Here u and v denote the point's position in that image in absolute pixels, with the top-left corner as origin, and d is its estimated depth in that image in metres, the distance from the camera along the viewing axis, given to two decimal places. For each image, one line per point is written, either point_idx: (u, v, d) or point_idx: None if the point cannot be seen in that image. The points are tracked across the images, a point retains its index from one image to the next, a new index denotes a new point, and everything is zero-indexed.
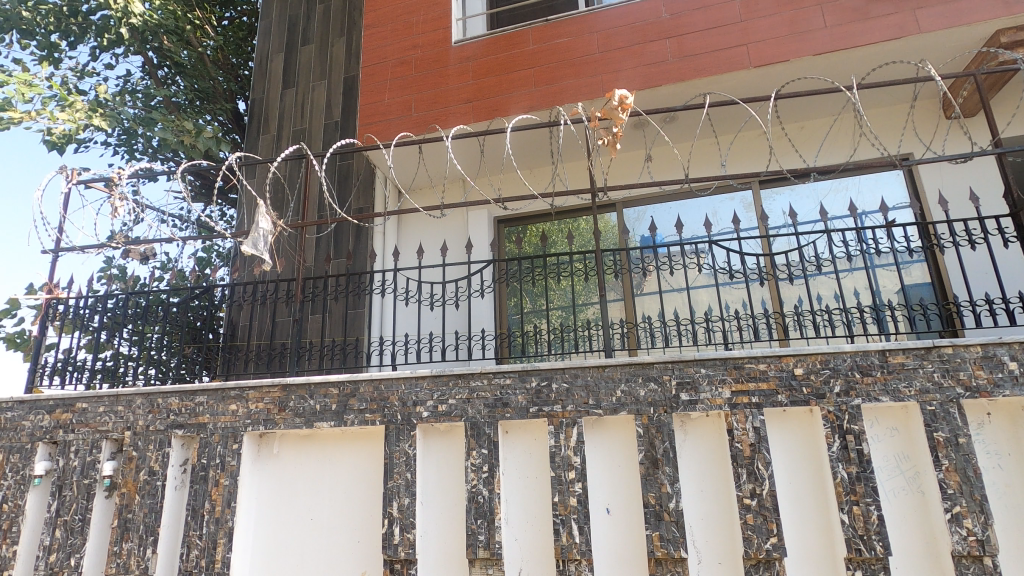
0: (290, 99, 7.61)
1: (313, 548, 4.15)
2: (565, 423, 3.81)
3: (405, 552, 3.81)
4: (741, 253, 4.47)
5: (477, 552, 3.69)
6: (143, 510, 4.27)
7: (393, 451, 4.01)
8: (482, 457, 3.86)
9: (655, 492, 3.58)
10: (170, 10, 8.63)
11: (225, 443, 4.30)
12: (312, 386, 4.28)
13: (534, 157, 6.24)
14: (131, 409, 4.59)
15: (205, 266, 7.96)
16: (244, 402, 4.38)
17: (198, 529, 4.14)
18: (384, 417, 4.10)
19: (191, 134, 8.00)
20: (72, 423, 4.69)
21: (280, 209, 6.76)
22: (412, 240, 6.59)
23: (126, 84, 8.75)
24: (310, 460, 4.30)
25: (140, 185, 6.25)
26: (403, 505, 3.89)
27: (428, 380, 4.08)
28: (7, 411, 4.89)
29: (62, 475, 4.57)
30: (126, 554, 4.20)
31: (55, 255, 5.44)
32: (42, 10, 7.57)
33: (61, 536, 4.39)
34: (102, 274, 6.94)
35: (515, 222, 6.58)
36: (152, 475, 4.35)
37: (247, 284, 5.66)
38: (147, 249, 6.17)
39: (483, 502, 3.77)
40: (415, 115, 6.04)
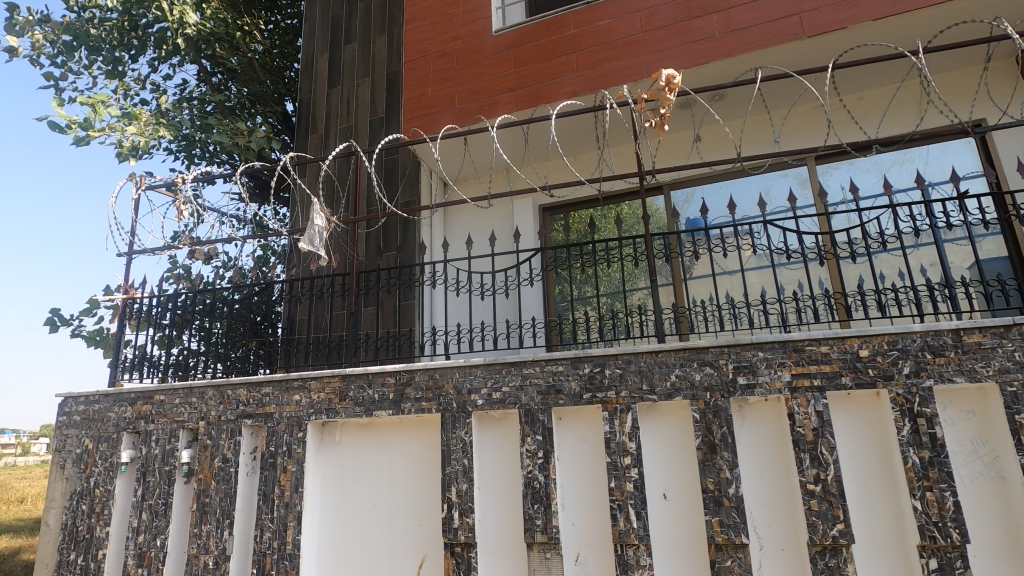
0: (336, 98, 7.80)
1: (376, 532, 4.33)
2: (619, 409, 3.80)
3: (465, 536, 3.89)
4: (799, 231, 4.29)
5: (535, 536, 3.75)
6: (219, 495, 4.54)
7: (450, 439, 4.10)
8: (537, 443, 3.90)
9: (714, 478, 3.53)
10: (220, 18, 8.96)
11: (291, 431, 4.49)
12: (370, 375, 4.41)
13: (579, 142, 6.19)
14: (204, 400, 4.86)
15: (263, 264, 8.30)
16: (307, 392, 4.55)
17: (269, 512, 4.35)
18: (440, 405, 4.19)
19: (244, 135, 8.36)
20: (152, 414, 5.03)
21: (332, 206, 6.96)
22: (461, 231, 6.69)
23: (184, 92, 9.17)
24: (370, 447, 4.47)
25: (201, 188, 6.57)
26: (461, 490, 3.98)
27: (481, 368, 4.14)
28: (94, 403, 5.29)
29: (145, 462, 4.91)
30: (205, 536, 4.48)
31: (131, 257, 5.82)
32: (106, 27, 7.99)
33: (147, 518, 4.73)
34: (170, 274, 7.34)
35: (560, 209, 6.56)
36: (226, 462, 4.62)
37: (305, 280, 5.87)
38: (211, 249, 6.51)
39: (539, 487, 3.81)
40: (459, 106, 6.09)
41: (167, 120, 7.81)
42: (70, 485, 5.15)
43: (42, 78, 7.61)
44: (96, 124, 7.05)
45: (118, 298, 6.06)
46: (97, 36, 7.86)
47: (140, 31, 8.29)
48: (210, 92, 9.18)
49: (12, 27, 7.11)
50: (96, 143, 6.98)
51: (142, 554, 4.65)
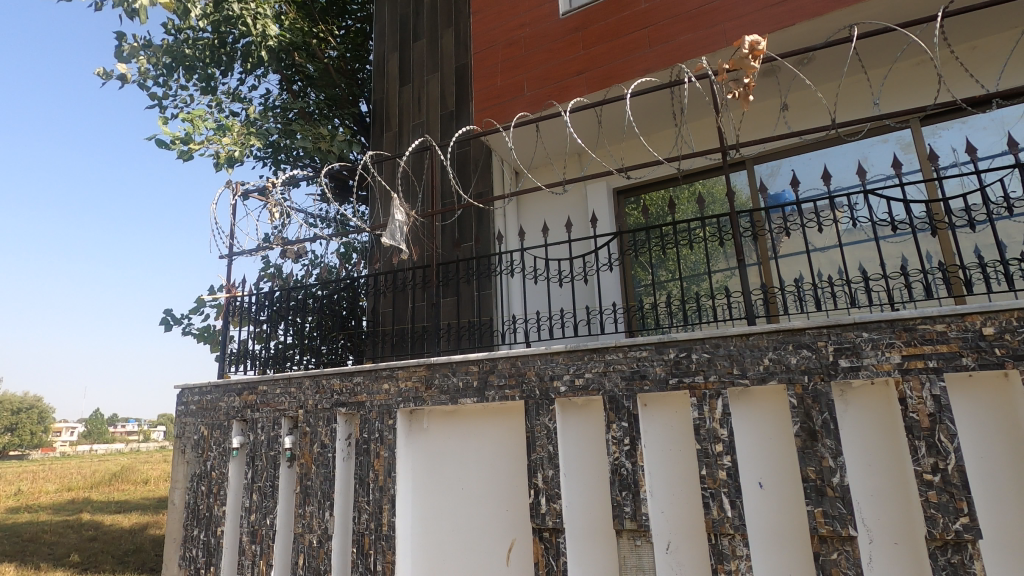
0: (408, 96, 7.99)
1: (466, 516, 4.45)
2: (708, 394, 3.66)
3: (553, 521, 3.91)
4: (907, 198, 3.90)
5: (624, 524, 3.71)
6: (319, 478, 4.84)
7: (534, 426, 4.13)
8: (622, 430, 3.85)
9: (815, 467, 3.33)
10: (298, 28, 9.43)
11: (382, 419, 4.69)
12: (454, 364, 4.51)
13: (654, 121, 6.00)
14: (302, 390, 5.18)
15: (347, 260, 8.70)
16: (395, 381, 4.72)
17: (366, 495, 4.58)
18: (523, 392, 4.22)
19: (326, 139, 8.83)
20: (257, 403, 5.42)
21: (410, 201, 7.17)
22: (535, 219, 6.69)
23: (268, 101, 9.72)
24: (456, 434, 4.59)
25: (290, 191, 6.97)
26: (547, 477, 4.01)
27: (563, 355, 4.13)
28: (208, 393, 5.80)
29: (253, 447, 5.31)
30: (309, 516, 4.80)
31: (231, 258, 6.30)
32: (199, 46, 8.61)
33: (258, 499, 5.13)
34: (264, 274, 7.86)
35: (635, 191, 6.40)
36: (324, 447, 4.90)
37: (388, 274, 6.08)
38: (300, 248, 6.92)
39: (627, 474, 3.76)
40: (529, 94, 6.07)
41: (255, 129, 8.33)
42: (191, 468, 5.70)
43: (148, 99, 8.34)
44: (196, 138, 7.63)
45: (222, 296, 6.57)
46: (192, 55, 8.49)
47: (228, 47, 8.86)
48: (291, 100, 9.67)
49: (121, 54, 7.82)
50: (197, 156, 7.57)
51: (254, 531, 5.05)
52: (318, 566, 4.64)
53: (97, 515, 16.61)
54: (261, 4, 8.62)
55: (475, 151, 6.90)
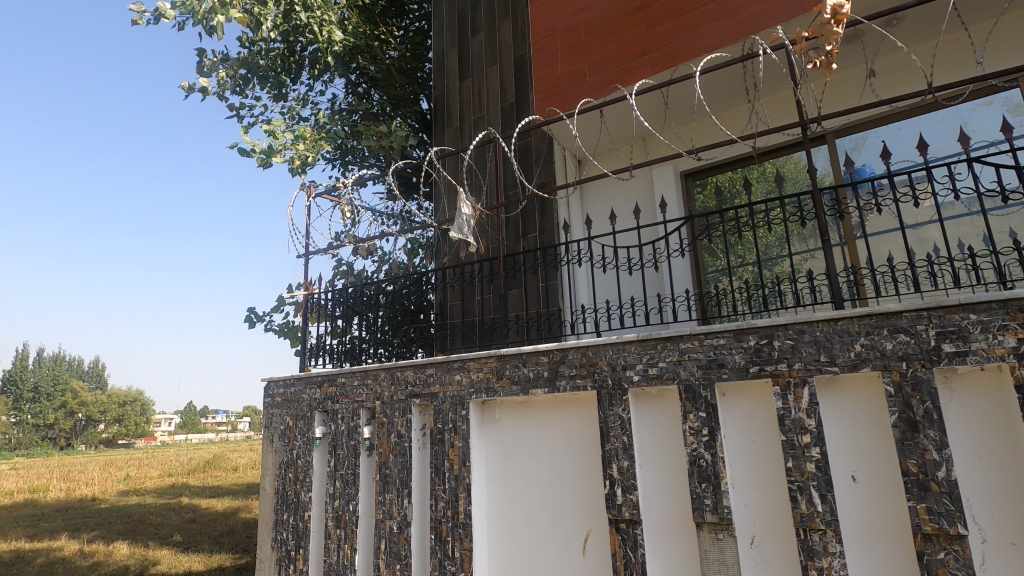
0: (468, 90, 8.06)
1: (541, 506, 4.47)
2: (793, 383, 3.46)
3: (629, 512, 3.84)
4: (1021, 163, 3.50)
5: (705, 516, 3.58)
6: (397, 467, 5.01)
7: (607, 416, 4.08)
8: (700, 420, 3.71)
9: (916, 460, 3.08)
10: (360, 32, 9.71)
11: (455, 409, 4.78)
12: (524, 354, 4.51)
13: (724, 98, 5.74)
14: (378, 381, 5.36)
15: (413, 255, 8.92)
16: (467, 372, 4.79)
17: (442, 484, 4.69)
18: (595, 382, 4.17)
19: (387, 137, 8.98)
20: (337, 395, 5.67)
21: (475, 194, 7.24)
22: (601, 207, 6.60)
23: (335, 105, 10.09)
24: (528, 424, 4.62)
25: (359, 190, 7.21)
26: (622, 467, 3.94)
27: (635, 344, 4.03)
28: (292, 385, 6.13)
29: (335, 437, 5.57)
30: (389, 503, 4.98)
31: (307, 257, 6.61)
32: (271, 57, 9.05)
33: (341, 486, 5.38)
34: (337, 271, 8.19)
35: (705, 173, 6.18)
36: (401, 437, 5.06)
37: (454, 267, 6.16)
38: (370, 245, 7.15)
39: (706, 465, 3.63)
40: (590, 80, 5.97)
41: (325, 133, 8.68)
42: (279, 456, 6.05)
43: (228, 110, 8.87)
44: (274, 146, 8.05)
45: (301, 294, 6.91)
46: (265, 66, 8.95)
47: (296, 56, 9.26)
48: (356, 102, 9.99)
49: (202, 70, 8.35)
50: (275, 163, 7.98)
51: (339, 516, 5.30)
52: (398, 551, 4.81)
53: (196, 499, 18.07)
54: (326, 11, 8.92)
55: (537, 141, 6.86)
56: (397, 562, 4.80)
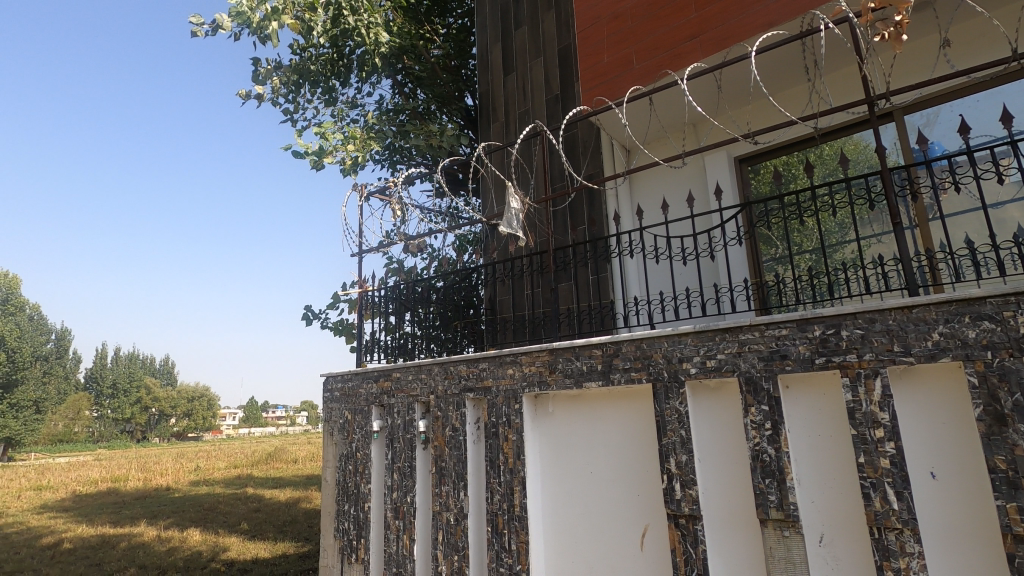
0: (513, 84, 8.04)
1: (597, 500, 4.44)
2: (863, 374, 3.27)
3: (688, 508, 3.75)
4: None
5: (769, 513, 3.46)
6: (452, 459, 5.08)
7: (664, 409, 3.99)
8: (762, 414, 3.57)
9: (1006, 456, 2.84)
10: (405, 32, 9.82)
11: (508, 403, 4.80)
12: (576, 348, 4.48)
13: (781, 77, 5.50)
14: (432, 376, 5.45)
15: (462, 251, 9.01)
16: (519, 366, 4.80)
17: (497, 477, 4.74)
18: (650, 375, 4.08)
19: (436, 136, 9.09)
20: (393, 389, 5.81)
21: (522, 188, 7.23)
22: (651, 196, 6.46)
23: (383, 106, 10.29)
24: (582, 418, 4.58)
25: (408, 188, 7.35)
26: (681, 462, 3.85)
27: (692, 336, 3.92)
28: (350, 380, 6.33)
29: (392, 431, 5.71)
30: (446, 495, 5.06)
31: (361, 255, 6.79)
32: (321, 61, 9.31)
33: (399, 478, 5.51)
34: (389, 269, 8.37)
35: (761, 157, 5.95)
36: (455, 431, 5.13)
37: (503, 262, 6.17)
38: (420, 242, 7.27)
39: (770, 460, 3.49)
40: (638, 67, 5.85)
41: (374, 133, 8.87)
42: (340, 449, 6.27)
43: (282, 116, 9.20)
44: (326, 148, 8.30)
45: (356, 291, 7.11)
46: (316, 71, 9.23)
47: (345, 59, 9.48)
48: (403, 102, 10.17)
49: (258, 78, 8.69)
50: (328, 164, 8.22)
51: (397, 508, 5.43)
52: (456, 542, 4.88)
53: (260, 489, 18.95)
54: (373, 14, 9.05)
55: (584, 132, 6.79)
56: (455, 553, 4.87)
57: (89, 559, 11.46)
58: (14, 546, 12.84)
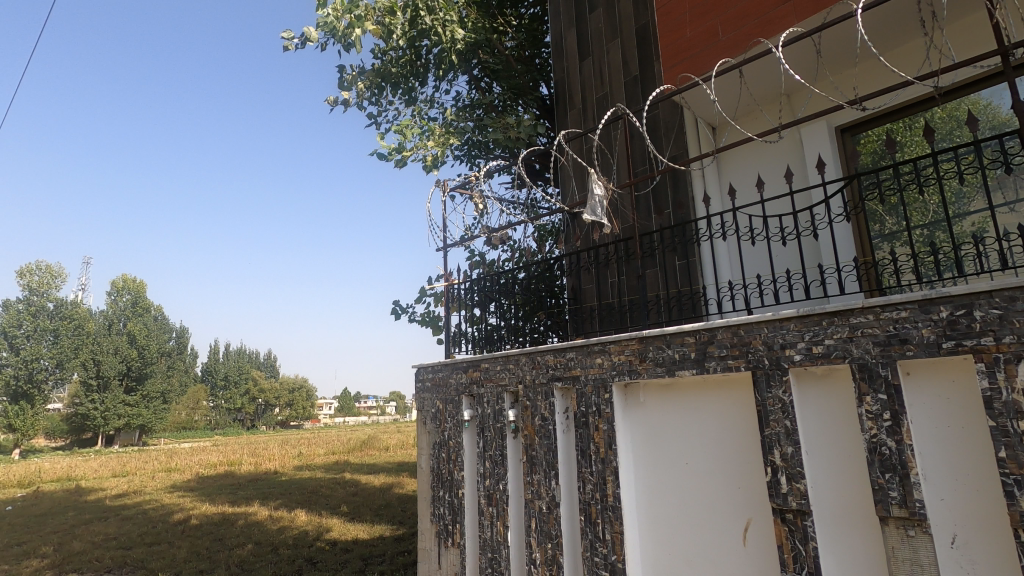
0: (589, 69, 7.90)
1: (693, 493, 4.30)
2: (1002, 360, 2.92)
3: (797, 502, 3.54)
4: None
5: (890, 510, 3.21)
6: (543, 449, 5.11)
7: (766, 399, 3.79)
8: (880, 403, 3.29)
9: None
10: (479, 26, 9.88)
11: (598, 393, 4.76)
12: (668, 336, 4.34)
13: (891, 33, 5.00)
14: (519, 366, 5.50)
15: (543, 241, 9.01)
16: (608, 355, 4.73)
17: (589, 466, 4.72)
18: (749, 362, 3.88)
19: (514, 129, 9.08)
20: (482, 379, 5.94)
21: (605, 174, 7.10)
22: (742, 174, 6.13)
23: (460, 102, 10.48)
24: (674, 407, 4.45)
25: (488, 181, 7.42)
26: (786, 454, 3.64)
27: (795, 321, 3.68)
28: (440, 370, 6.56)
29: (482, 420, 5.84)
30: (537, 484, 5.11)
31: (445, 250, 6.97)
32: (401, 62, 9.61)
33: (490, 466, 5.64)
34: (472, 261, 8.52)
35: (867, 125, 5.47)
36: (545, 420, 5.16)
37: (586, 250, 6.09)
38: (502, 234, 7.33)
39: (890, 454, 3.23)
40: (724, 39, 5.55)
41: (453, 129, 9.06)
42: (433, 437, 6.51)
43: (367, 118, 9.60)
44: (407, 146, 8.58)
45: (442, 285, 7.31)
46: (396, 73, 9.56)
47: (423, 59, 9.71)
48: (480, 97, 10.30)
49: (343, 84, 9.16)
50: (410, 162, 8.50)
51: (490, 495, 5.56)
52: (549, 530, 4.92)
53: (356, 475, 20.07)
54: (448, 11, 9.15)
55: (666, 111, 6.54)
56: (549, 541, 4.91)
57: (214, 534, 12.72)
58: (152, 521, 14.48)
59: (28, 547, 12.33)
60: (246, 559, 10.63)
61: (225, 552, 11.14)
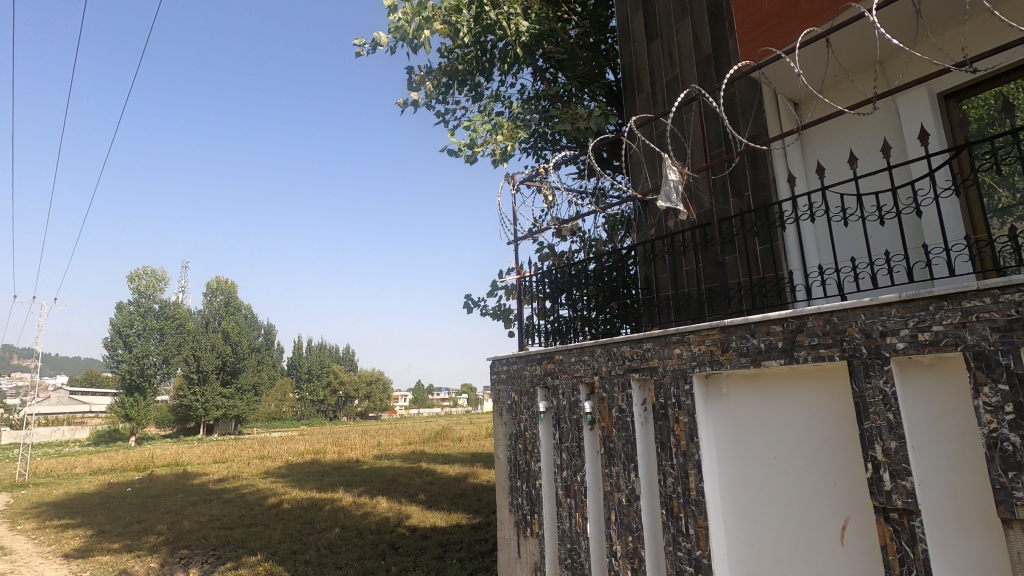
0: (658, 51, 7.65)
1: (784, 488, 4.10)
2: None
3: (902, 501, 3.29)
4: None
5: (1014, 512, 2.91)
6: (621, 440, 5.05)
7: (864, 389, 3.54)
8: (1000, 395, 2.99)
9: None
10: (543, 17, 9.83)
11: (677, 384, 4.63)
12: (752, 325, 4.14)
13: None
14: (594, 357, 5.45)
15: (613, 231, 8.87)
16: (687, 345, 4.59)
17: (669, 459, 4.61)
18: (844, 351, 3.64)
19: (583, 118, 8.95)
20: (556, 370, 5.95)
21: (680, 158, 6.87)
22: (830, 151, 5.75)
23: (526, 94, 10.48)
24: (761, 399, 4.25)
25: (556, 172, 7.38)
26: (889, 449, 3.39)
27: (897, 306, 3.40)
28: (514, 362, 6.65)
29: (558, 411, 5.85)
30: (615, 476, 5.06)
31: (515, 243, 7.02)
32: (468, 59, 9.74)
33: (567, 457, 5.65)
34: (542, 253, 8.53)
35: (976, 88, 4.97)
36: (622, 412, 5.09)
37: (660, 238, 5.93)
38: (572, 225, 7.28)
39: (1012, 450, 2.92)
40: (808, 7, 5.20)
41: (520, 122, 9.08)
42: (509, 429, 6.61)
43: (437, 117, 9.81)
44: (476, 143, 8.68)
45: (514, 278, 7.37)
46: (463, 70, 9.70)
47: (488, 54, 9.79)
48: (545, 88, 10.26)
49: (412, 85, 9.40)
50: (480, 157, 8.60)
51: (568, 486, 5.57)
52: (629, 523, 4.85)
53: (433, 465, 20.71)
54: (512, 4, 9.17)
55: (745, 89, 6.23)
56: (629, 534, 4.84)
57: (304, 518, 13.56)
58: (250, 504, 15.64)
59: (147, 525, 13.66)
60: (334, 542, 11.26)
61: (315, 535, 11.86)
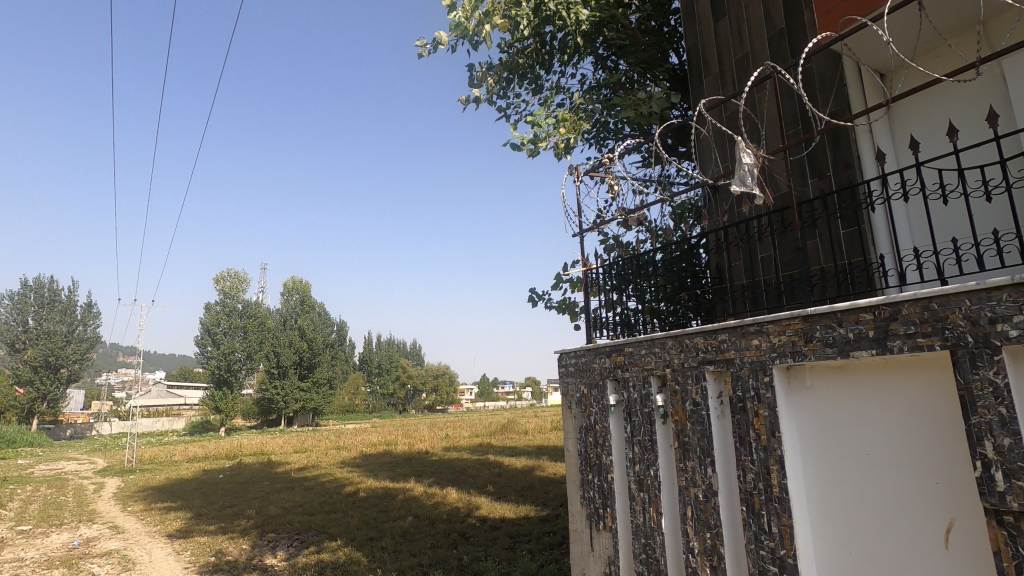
0: (726, 29, 7.33)
1: (878, 486, 3.85)
2: None
3: (1018, 503, 3.00)
4: None
5: None
6: (696, 435, 4.91)
7: (971, 381, 3.25)
8: None
9: None
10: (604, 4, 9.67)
11: (756, 376, 4.44)
12: (838, 314, 3.91)
13: None
14: (666, 349, 5.32)
15: (681, 220, 8.61)
16: (766, 336, 4.39)
17: (749, 454, 4.44)
18: (946, 340, 3.36)
19: (645, 104, 8.71)
20: (625, 363, 5.87)
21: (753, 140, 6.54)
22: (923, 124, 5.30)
23: (587, 84, 10.36)
24: (849, 391, 4.01)
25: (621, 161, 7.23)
26: (1002, 447, 3.09)
27: (1008, 290, 3.10)
28: (583, 356, 6.61)
29: (629, 404, 5.77)
30: (691, 470, 4.93)
31: (580, 234, 6.95)
32: (528, 53, 9.74)
33: (639, 451, 5.56)
34: (607, 244, 8.41)
35: None
36: (697, 405, 4.94)
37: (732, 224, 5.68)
38: (639, 215, 7.12)
39: None
40: None
41: (581, 112, 8.98)
42: (579, 422, 6.58)
43: (499, 113, 9.88)
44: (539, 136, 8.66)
45: (580, 271, 7.32)
46: (523, 64, 9.71)
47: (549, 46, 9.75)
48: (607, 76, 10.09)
49: (474, 82, 9.49)
50: (542, 150, 8.58)
51: (641, 480, 5.48)
52: (707, 519, 4.71)
53: (500, 457, 21.00)
54: None
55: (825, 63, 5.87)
56: (707, 531, 4.70)
57: (379, 506, 14.13)
58: (329, 492, 16.46)
59: (238, 509, 14.69)
60: (408, 530, 11.66)
61: (390, 523, 12.34)
